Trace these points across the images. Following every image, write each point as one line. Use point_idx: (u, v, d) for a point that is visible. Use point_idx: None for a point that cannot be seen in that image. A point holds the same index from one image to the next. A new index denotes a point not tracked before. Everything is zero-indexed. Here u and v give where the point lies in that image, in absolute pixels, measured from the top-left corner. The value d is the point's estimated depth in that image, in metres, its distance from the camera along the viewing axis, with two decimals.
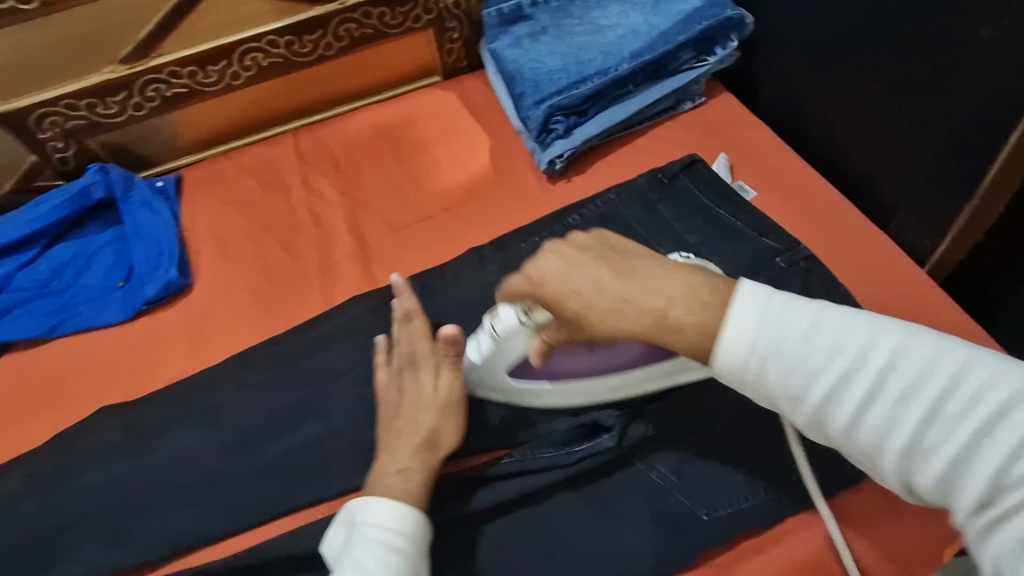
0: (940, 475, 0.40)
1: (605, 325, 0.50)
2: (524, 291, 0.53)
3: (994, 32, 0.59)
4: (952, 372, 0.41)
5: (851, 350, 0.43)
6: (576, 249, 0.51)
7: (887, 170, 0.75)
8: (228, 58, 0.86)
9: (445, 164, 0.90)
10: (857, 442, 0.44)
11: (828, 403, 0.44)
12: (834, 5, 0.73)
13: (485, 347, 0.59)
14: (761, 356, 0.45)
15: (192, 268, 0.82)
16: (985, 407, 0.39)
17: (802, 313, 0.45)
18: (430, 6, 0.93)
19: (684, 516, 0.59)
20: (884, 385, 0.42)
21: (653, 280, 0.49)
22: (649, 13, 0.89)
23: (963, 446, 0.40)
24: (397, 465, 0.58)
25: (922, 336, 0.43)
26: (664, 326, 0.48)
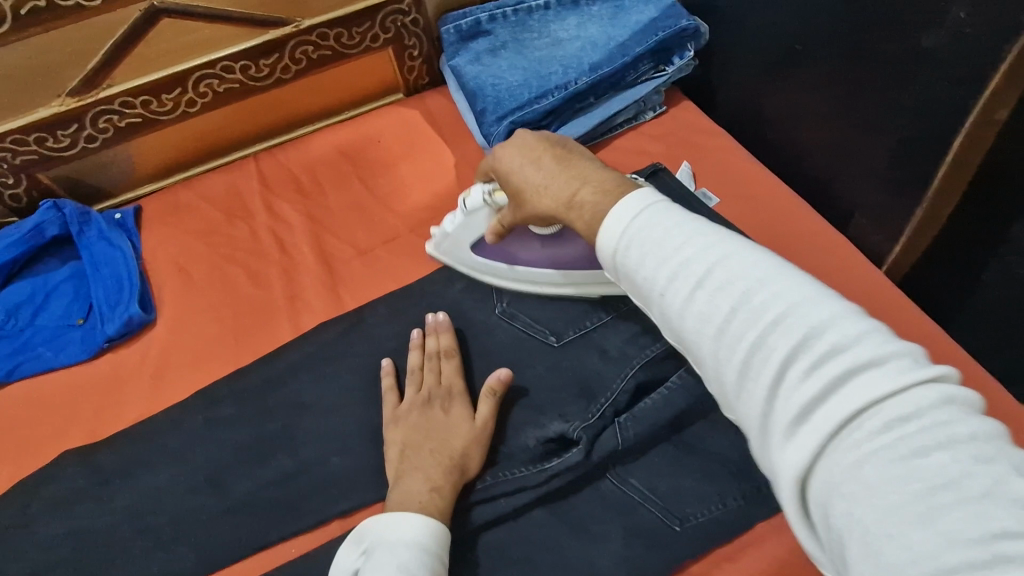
0: (747, 370, 0.39)
1: (532, 199, 0.61)
2: (491, 167, 0.67)
3: (933, 41, 0.60)
4: (769, 276, 0.41)
5: (694, 246, 0.44)
6: (535, 140, 0.63)
7: (842, 174, 0.76)
8: (182, 86, 0.85)
9: (410, 183, 0.90)
10: (687, 335, 0.43)
11: (667, 292, 0.44)
12: (784, 14, 0.75)
13: (456, 222, 0.72)
14: (628, 240, 0.48)
15: (155, 302, 0.81)
16: (788, 308, 0.39)
17: (665, 214, 0.47)
18: (388, 25, 0.92)
19: (658, 528, 0.60)
20: (711, 279, 0.42)
21: (579, 173, 0.58)
22: (607, 26, 0.90)
23: (767, 340, 0.39)
24: (431, 483, 0.59)
25: (754, 248, 0.43)
26: (570, 206, 0.56)
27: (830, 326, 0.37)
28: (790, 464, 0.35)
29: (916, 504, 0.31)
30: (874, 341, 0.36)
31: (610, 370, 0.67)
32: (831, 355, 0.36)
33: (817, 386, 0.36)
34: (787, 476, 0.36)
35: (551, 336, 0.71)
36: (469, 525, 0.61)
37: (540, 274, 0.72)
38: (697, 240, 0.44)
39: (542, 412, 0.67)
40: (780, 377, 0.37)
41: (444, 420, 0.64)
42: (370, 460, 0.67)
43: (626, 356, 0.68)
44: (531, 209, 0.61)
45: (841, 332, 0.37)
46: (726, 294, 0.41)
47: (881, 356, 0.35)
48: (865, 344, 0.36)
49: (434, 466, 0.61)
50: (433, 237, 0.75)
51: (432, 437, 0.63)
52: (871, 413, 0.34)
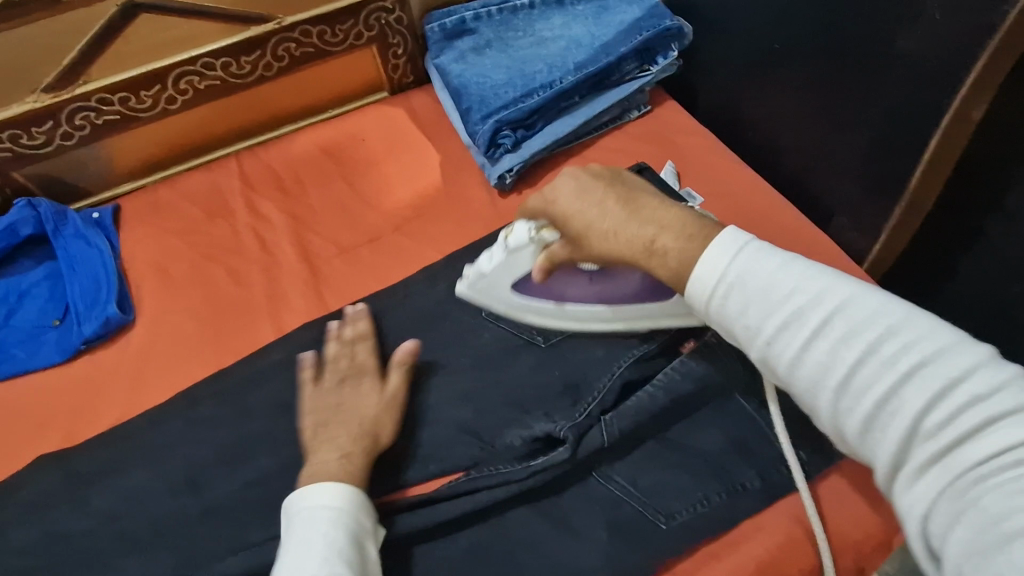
0: (872, 417, 0.42)
1: (599, 243, 0.57)
2: (540, 203, 0.63)
3: (908, 41, 0.61)
4: (894, 323, 0.43)
5: (809, 294, 0.46)
6: (591, 175, 0.60)
7: (821, 174, 0.77)
8: (162, 83, 0.83)
9: (394, 182, 0.89)
10: (800, 381, 0.46)
11: (780, 339, 0.46)
12: (763, 15, 0.76)
13: (496, 261, 0.67)
14: (728, 290, 0.49)
15: (133, 302, 0.79)
16: (916, 358, 0.41)
17: (768, 255, 0.48)
18: (371, 23, 0.91)
19: (642, 526, 0.60)
20: (830, 327, 0.44)
21: (655, 215, 0.56)
22: (591, 25, 0.91)
23: (893, 390, 0.41)
24: (340, 452, 0.60)
25: (872, 291, 0.45)
26: (651, 251, 0.54)
27: (966, 374, 0.39)
28: (919, 504, 0.39)
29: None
30: (1010, 390, 0.38)
31: (597, 366, 0.69)
32: (967, 408, 0.39)
33: (953, 438, 0.38)
34: (916, 519, 0.39)
35: (539, 336, 0.72)
36: (436, 518, 0.61)
37: (585, 309, 0.69)
38: (810, 287, 0.46)
39: (528, 412, 0.67)
40: (912, 427, 0.40)
41: (354, 395, 0.66)
42: None
43: (611, 356, 0.69)
44: (595, 251, 0.58)
45: (976, 380, 0.39)
46: (847, 343, 0.43)
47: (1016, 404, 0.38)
48: (1000, 395, 0.38)
49: (347, 436, 0.62)
50: (467, 277, 0.70)
51: (344, 411, 0.64)
52: (1004, 458, 0.36)
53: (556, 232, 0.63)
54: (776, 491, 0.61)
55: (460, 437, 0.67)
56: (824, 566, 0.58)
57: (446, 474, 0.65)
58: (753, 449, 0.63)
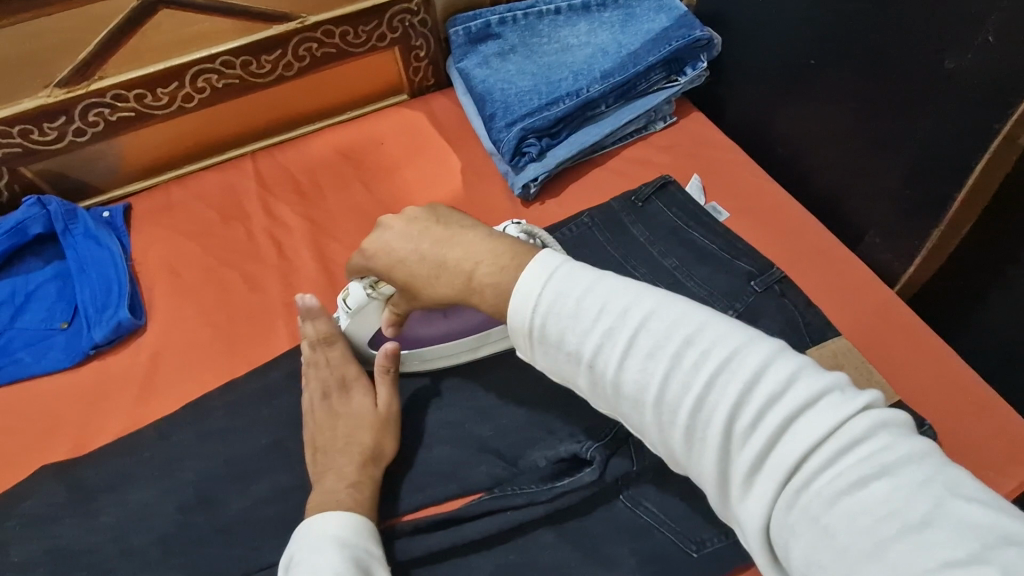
0: (690, 429, 0.40)
1: (424, 287, 0.54)
2: (362, 263, 0.58)
3: (957, 63, 0.60)
4: (692, 331, 0.41)
5: (614, 312, 0.43)
6: (404, 221, 0.55)
7: (852, 193, 0.76)
8: (179, 80, 0.81)
9: (414, 188, 0.87)
10: (627, 400, 0.43)
11: (600, 361, 0.43)
12: (800, 31, 0.74)
13: (346, 326, 0.65)
14: (549, 314, 0.45)
15: (145, 306, 0.77)
16: (716, 365, 0.39)
17: (583, 277, 0.45)
18: (395, 25, 0.89)
19: (673, 553, 0.58)
20: (639, 343, 0.42)
21: (468, 247, 0.52)
22: (618, 33, 0.89)
23: (700, 397, 0.39)
24: (348, 481, 0.59)
25: (670, 300, 0.43)
26: (471, 287, 0.51)
27: (762, 374, 0.38)
28: (753, 513, 0.37)
29: (869, 535, 0.33)
30: (806, 381, 0.37)
31: None
32: (766, 407, 0.37)
33: (764, 440, 0.37)
34: (755, 526, 0.37)
35: None
36: (456, 538, 0.59)
37: (440, 350, 0.68)
38: (612, 303, 0.43)
39: (552, 432, 0.65)
40: (727, 434, 0.38)
41: (348, 408, 0.64)
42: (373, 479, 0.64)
43: None
44: (423, 297, 0.54)
45: (771, 380, 0.38)
46: (655, 356, 0.41)
47: (811, 399, 0.37)
48: (798, 387, 0.37)
49: (351, 461, 0.60)
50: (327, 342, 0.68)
51: (340, 432, 0.62)
52: (812, 457, 0.36)
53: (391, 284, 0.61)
54: None
55: (481, 456, 0.65)
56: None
57: (466, 494, 0.63)
58: None
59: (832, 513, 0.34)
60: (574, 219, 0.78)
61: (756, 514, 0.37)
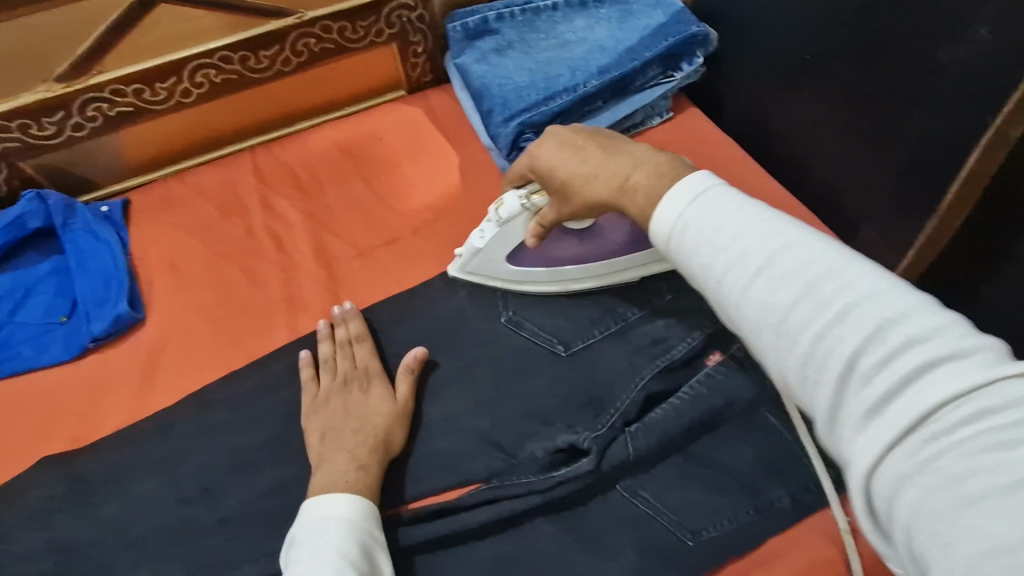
0: (809, 360, 0.38)
1: (583, 188, 0.59)
2: (528, 165, 0.65)
3: (949, 57, 0.60)
4: (835, 268, 0.39)
5: (753, 238, 0.42)
6: (569, 132, 0.62)
7: (845, 188, 0.77)
8: (178, 75, 0.81)
9: (412, 183, 0.87)
10: (748, 324, 0.42)
11: (727, 283, 0.42)
12: (796, 26, 0.75)
13: (491, 235, 0.68)
14: (683, 228, 0.45)
15: (144, 301, 0.77)
16: (855, 300, 0.37)
17: (733, 202, 0.45)
18: (393, 20, 0.89)
19: (669, 542, 0.59)
20: (776, 270, 0.40)
21: (630, 157, 0.56)
22: (615, 29, 0.90)
23: (827, 329, 0.37)
24: (357, 463, 0.60)
25: (819, 237, 0.41)
26: (624, 189, 0.54)
27: (903, 318, 0.36)
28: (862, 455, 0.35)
29: (997, 495, 0.29)
30: (949, 337, 0.34)
31: (621, 378, 0.67)
32: (901, 350, 0.35)
33: (892, 383, 0.34)
34: (860, 476, 0.35)
35: (559, 344, 0.70)
36: (451, 528, 0.60)
37: (570, 272, 0.71)
38: (758, 228, 0.42)
39: (550, 423, 0.66)
40: (848, 369, 0.36)
41: (361, 400, 0.66)
42: None
43: (634, 367, 0.67)
44: (579, 197, 0.59)
45: (914, 324, 0.35)
46: (787, 284, 0.40)
47: (958, 351, 0.33)
48: (939, 338, 0.34)
49: (363, 445, 0.61)
50: (462, 257, 0.72)
51: (353, 417, 0.64)
52: (949, 407, 0.32)
53: (547, 194, 0.65)
54: (806, 510, 0.60)
55: (481, 448, 0.65)
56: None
57: (462, 485, 0.63)
58: (781, 466, 0.62)
59: (965, 472, 0.31)
60: None
61: (864, 458, 0.34)
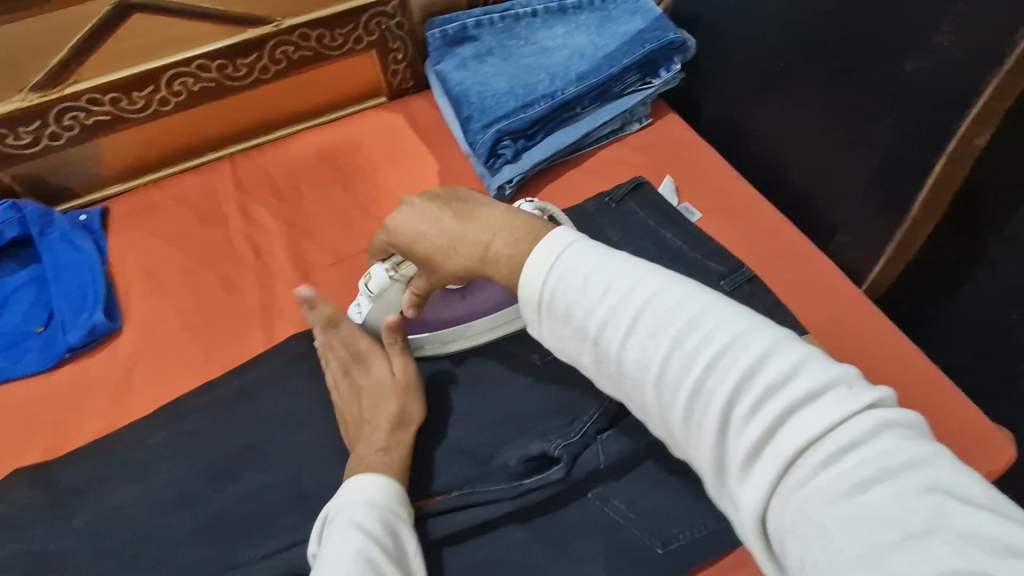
0: (687, 410, 0.41)
1: (441, 259, 0.57)
2: (384, 240, 0.64)
3: (915, 66, 0.61)
4: (696, 315, 0.42)
5: (620, 289, 0.45)
6: (424, 200, 0.59)
7: (819, 194, 0.77)
8: (155, 84, 0.81)
9: (391, 190, 0.88)
10: (630, 377, 0.44)
11: (606, 339, 0.45)
12: (769, 33, 0.75)
13: (368, 309, 0.69)
14: (552, 291, 0.47)
15: (120, 310, 0.77)
16: (717, 348, 0.40)
17: (595, 255, 0.47)
18: (371, 28, 0.90)
19: (640, 549, 0.59)
20: (643, 323, 0.43)
21: (486, 224, 0.54)
22: (594, 36, 0.90)
23: (698, 379, 0.40)
24: (376, 447, 0.61)
25: (674, 283, 0.45)
26: (486, 258, 0.53)
27: (764, 363, 0.39)
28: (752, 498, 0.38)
29: (863, 526, 0.33)
30: (809, 375, 0.38)
31: (594, 385, 0.67)
32: (767, 394, 0.38)
33: (764, 429, 0.37)
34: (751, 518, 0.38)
35: (534, 354, 0.70)
36: (425, 536, 0.60)
37: (449, 334, 0.71)
38: (624, 284, 0.45)
39: (524, 431, 0.66)
40: (723, 417, 0.39)
41: (370, 380, 0.67)
42: None
43: None
44: (441, 269, 0.57)
45: (774, 366, 0.39)
46: (658, 336, 0.43)
47: (813, 391, 0.37)
48: (800, 377, 0.38)
49: (378, 429, 0.63)
50: (346, 332, 0.71)
51: (368, 401, 0.66)
52: (815, 450, 0.36)
53: (412, 266, 0.66)
54: None
55: (455, 457, 0.65)
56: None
57: (433, 495, 0.63)
58: None
59: (834, 507, 0.34)
60: None
61: (752, 501, 0.37)
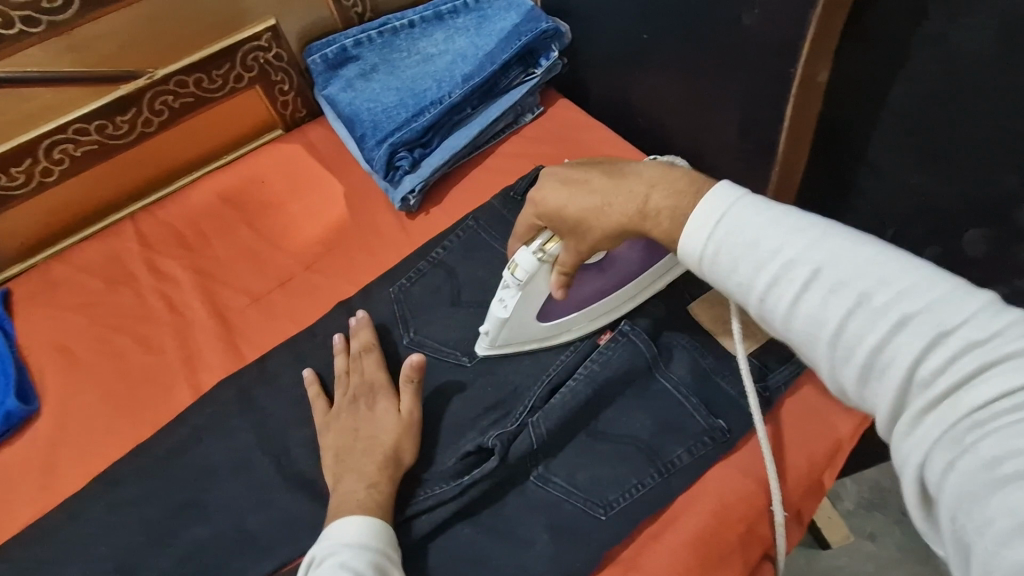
0: (868, 365, 0.38)
1: (593, 223, 0.55)
2: (537, 216, 0.60)
3: (751, 19, 0.64)
4: (888, 271, 0.39)
5: (794, 245, 0.42)
6: (567, 170, 0.59)
7: (704, 153, 0.81)
8: (33, 156, 0.79)
9: (301, 220, 0.87)
10: (796, 332, 0.42)
11: (773, 295, 0.43)
12: (627, 11, 0.79)
13: (515, 302, 0.63)
14: (715, 247, 0.46)
15: (37, 390, 0.76)
16: (915, 305, 0.37)
17: (763, 213, 0.45)
18: (250, 63, 0.89)
19: (582, 521, 0.61)
20: (823, 279, 0.40)
21: (641, 177, 0.53)
22: (473, 36, 0.92)
23: (886, 334, 0.37)
24: (365, 482, 0.60)
25: (863, 242, 0.41)
26: (643, 214, 0.52)
27: (970, 320, 0.35)
28: (914, 453, 0.35)
29: None
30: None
31: (529, 378, 0.70)
32: (965, 351, 0.34)
33: (953, 383, 0.34)
34: (912, 471, 0.35)
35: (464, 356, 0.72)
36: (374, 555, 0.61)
37: (596, 309, 0.68)
38: (797, 239, 0.42)
39: (461, 433, 0.67)
40: (912, 376, 0.36)
41: (370, 415, 0.66)
42: (289, 514, 0.65)
43: (540, 365, 0.70)
44: (592, 234, 0.56)
45: (981, 324, 0.35)
46: (840, 291, 0.40)
47: None
48: (1013, 335, 0.34)
49: (369, 463, 0.62)
50: (490, 332, 0.67)
51: (363, 436, 0.65)
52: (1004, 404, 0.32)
53: (561, 241, 0.60)
54: (710, 463, 0.63)
55: None
56: (775, 514, 0.61)
57: None
58: (679, 428, 0.65)
59: (999, 455, 0.30)
60: (460, 225, 0.81)
61: (916, 455, 0.35)
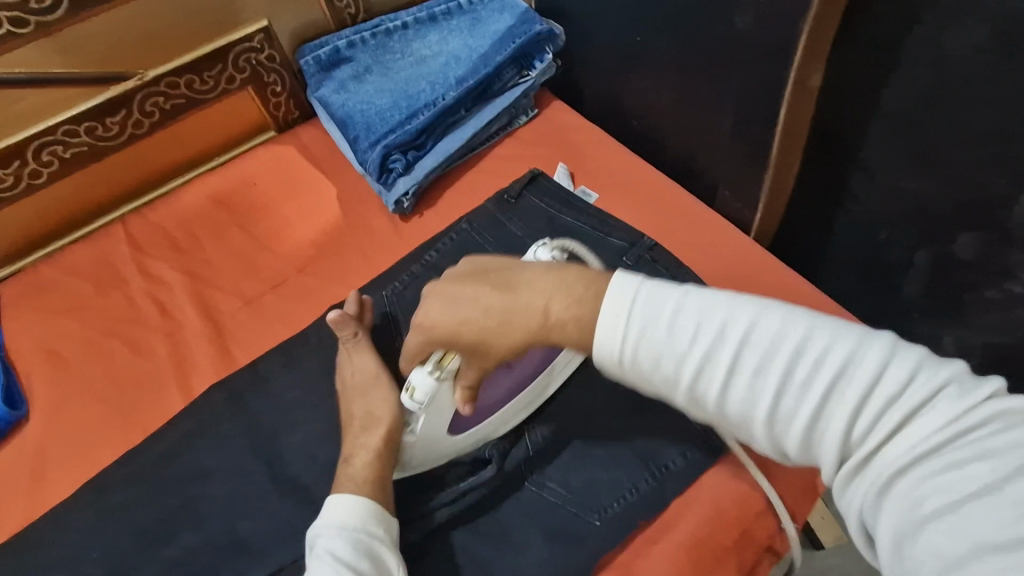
0: (802, 434, 0.42)
1: (495, 341, 0.51)
2: (424, 341, 0.54)
3: (745, 22, 0.64)
4: (801, 338, 0.43)
5: (711, 328, 0.45)
6: (452, 284, 0.53)
7: (699, 156, 0.81)
8: (22, 158, 0.78)
9: (294, 223, 0.87)
10: (729, 413, 0.45)
11: (702, 383, 0.45)
12: (621, 14, 0.78)
13: (423, 421, 0.59)
14: (636, 344, 0.46)
15: (25, 395, 0.75)
16: (833, 370, 0.41)
17: (668, 299, 0.46)
18: (241, 65, 0.88)
19: (577, 526, 0.61)
20: (744, 359, 0.44)
21: (537, 287, 0.50)
22: (467, 38, 0.91)
23: (814, 404, 0.41)
24: (349, 461, 0.62)
25: (770, 309, 0.45)
26: (547, 327, 0.50)
27: (883, 373, 0.40)
28: (857, 501, 0.41)
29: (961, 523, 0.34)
30: (926, 375, 0.40)
31: None
32: (884, 408, 0.40)
33: (880, 438, 0.40)
34: (859, 515, 0.41)
35: None
36: None
37: (502, 415, 0.64)
38: (713, 320, 0.45)
39: None
40: (844, 437, 0.41)
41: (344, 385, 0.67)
42: (281, 520, 0.64)
43: None
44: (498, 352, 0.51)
45: (893, 375, 0.40)
46: (764, 369, 0.43)
47: (931, 392, 0.39)
48: (919, 382, 0.40)
49: (349, 439, 0.63)
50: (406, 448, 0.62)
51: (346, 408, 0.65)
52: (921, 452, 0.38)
53: (459, 355, 0.55)
54: (704, 466, 0.63)
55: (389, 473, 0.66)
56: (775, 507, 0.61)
57: None
58: (673, 431, 0.65)
59: (930, 503, 0.36)
60: (453, 228, 0.81)
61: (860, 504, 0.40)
